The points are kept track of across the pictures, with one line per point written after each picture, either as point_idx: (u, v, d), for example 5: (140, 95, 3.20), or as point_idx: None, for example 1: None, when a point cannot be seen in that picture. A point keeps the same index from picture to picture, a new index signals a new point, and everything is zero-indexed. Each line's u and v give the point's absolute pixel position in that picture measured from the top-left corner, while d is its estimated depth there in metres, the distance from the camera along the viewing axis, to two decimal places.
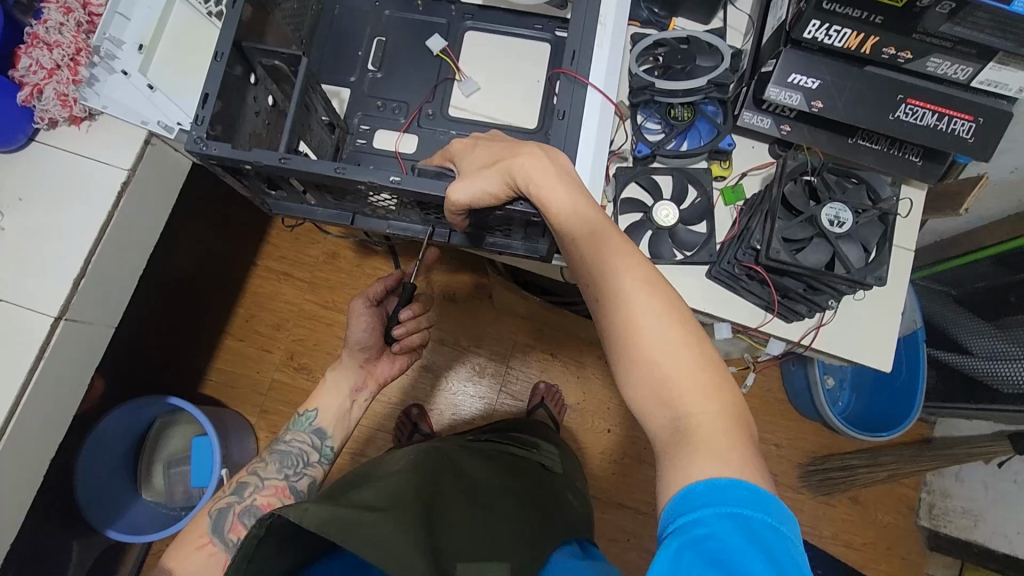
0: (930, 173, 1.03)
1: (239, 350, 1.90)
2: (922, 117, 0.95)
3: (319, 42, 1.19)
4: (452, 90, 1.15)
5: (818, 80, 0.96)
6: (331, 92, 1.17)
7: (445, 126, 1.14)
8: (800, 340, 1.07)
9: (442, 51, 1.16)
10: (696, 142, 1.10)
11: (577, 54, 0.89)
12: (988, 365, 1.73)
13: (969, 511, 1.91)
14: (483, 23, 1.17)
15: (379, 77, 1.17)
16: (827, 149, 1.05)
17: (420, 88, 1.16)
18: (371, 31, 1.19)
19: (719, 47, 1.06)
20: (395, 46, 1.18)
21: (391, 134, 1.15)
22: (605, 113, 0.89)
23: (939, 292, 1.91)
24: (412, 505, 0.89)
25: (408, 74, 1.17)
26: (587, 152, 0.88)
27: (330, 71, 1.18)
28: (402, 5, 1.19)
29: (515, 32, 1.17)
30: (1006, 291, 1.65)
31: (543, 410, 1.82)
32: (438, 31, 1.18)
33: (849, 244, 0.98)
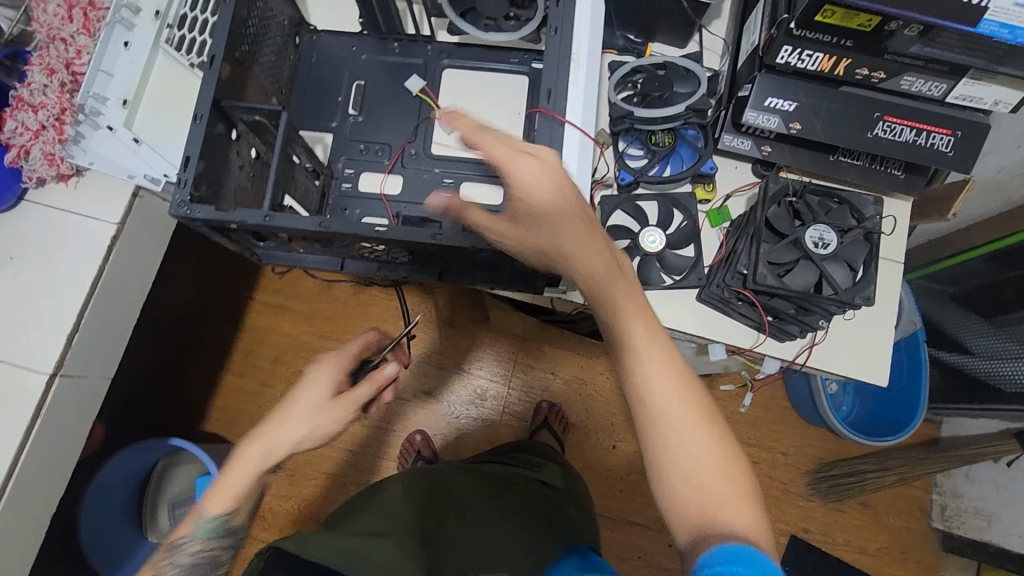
0: (913, 186, 1.05)
1: (240, 386, 1.90)
2: (900, 133, 0.96)
3: (299, 88, 1.20)
4: (434, 128, 1.17)
5: (794, 103, 0.96)
6: (312, 137, 1.18)
7: (428, 165, 1.15)
8: (794, 359, 1.06)
9: (421, 91, 1.17)
10: (678, 168, 1.10)
11: (554, 91, 0.90)
12: (993, 365, 1.74)
13: (983, 511, 1.90)
14: (459, 61, 1.19)
15: (360, 120, 1.18)
16: (808, 167, 1.06)
17: (402, 128, 1.17)
18: (350, 75, 1.20)
19: (695, 70, 1.08)
20: (375, 86, 1.19)
21: (375, 176, 1.16)
22: (585, 145, 0.90)
23: (938, 291, 1.91)
24: (410, 535, 0.91)
25: (389, 113, 1.18)
26: (569, 186, 0.89)
27: (312, 115, 1.19)
28: (377, 48, 1.20)
29: (491, 67, 1.18)
30: (1000, 287, 1.66)
31: (548, 430, 1.80)
32: (416, 71, 1.19)
33: (836, 266, 0.92)
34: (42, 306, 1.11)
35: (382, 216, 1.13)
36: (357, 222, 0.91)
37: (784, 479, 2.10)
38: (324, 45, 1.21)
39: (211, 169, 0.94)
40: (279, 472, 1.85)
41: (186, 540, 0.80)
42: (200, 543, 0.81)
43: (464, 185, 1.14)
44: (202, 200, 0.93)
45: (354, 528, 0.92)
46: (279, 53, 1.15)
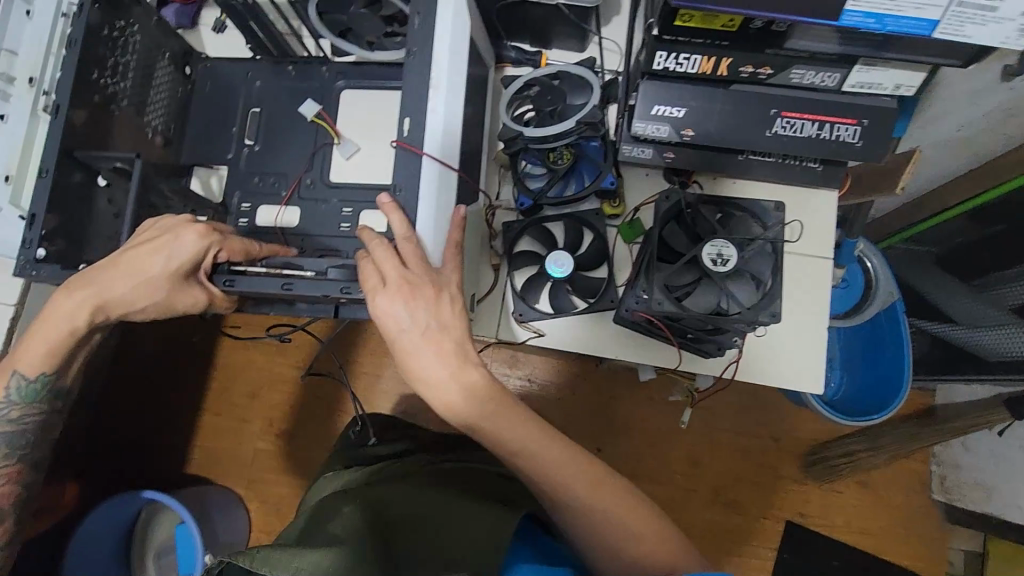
0: (833, 178, 0.98)
1: (219, 425, 1.88)
2: (802, 128, 0.88)
3: (195, 118, 1.14)
4: (333, 154, 1.11)
5: (684, 108, 0.89)
6: (209, 173, 1.13)
7: (326, 194, 1.10)
8: (722, 375, 1.00)
9: (317, 116, 1.11)
10: (581, 184, 1.04)
11: (412, 120, 0.81)
12: (972, 334, 1.65)
13: (980, 483, 1.82)
14: (356, 80, 1.12)
15: (257, 150, 1.12)
16: (719, 170, 0.99)
17: (299, 158, 1.12)
18: (245, 102, 1.14)
19: (588, 76, 1.02)
20: (272, 114, 1.13)
21: (272, 208, 1.10)
22: (445, 178, 0.83)
23: (916, 254, 1.80)
24: (364, 540, 0.86)
25: (286, 144, 1.12)
26: (429, 226, 0.81)
27: (206, 151, 1.13)
28: (272, 72, 1.14)
29: (388, 84, 1.11)
30: (980, 249, 1.55)
31: None
32: (312, 94, 1.13)
33: (737, 281, 0.85)
34: None
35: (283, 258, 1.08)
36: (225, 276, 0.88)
37: (776, 463, 2.05)
38: (219, 74, 1.15)
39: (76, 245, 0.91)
40: (266, 507, 1.82)
41: (4, 401, 0.94)
42: (20, 408, 0.96)
43: (364, 215, 1.08)
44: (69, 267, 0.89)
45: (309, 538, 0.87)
46: (167, 88, 1.09)
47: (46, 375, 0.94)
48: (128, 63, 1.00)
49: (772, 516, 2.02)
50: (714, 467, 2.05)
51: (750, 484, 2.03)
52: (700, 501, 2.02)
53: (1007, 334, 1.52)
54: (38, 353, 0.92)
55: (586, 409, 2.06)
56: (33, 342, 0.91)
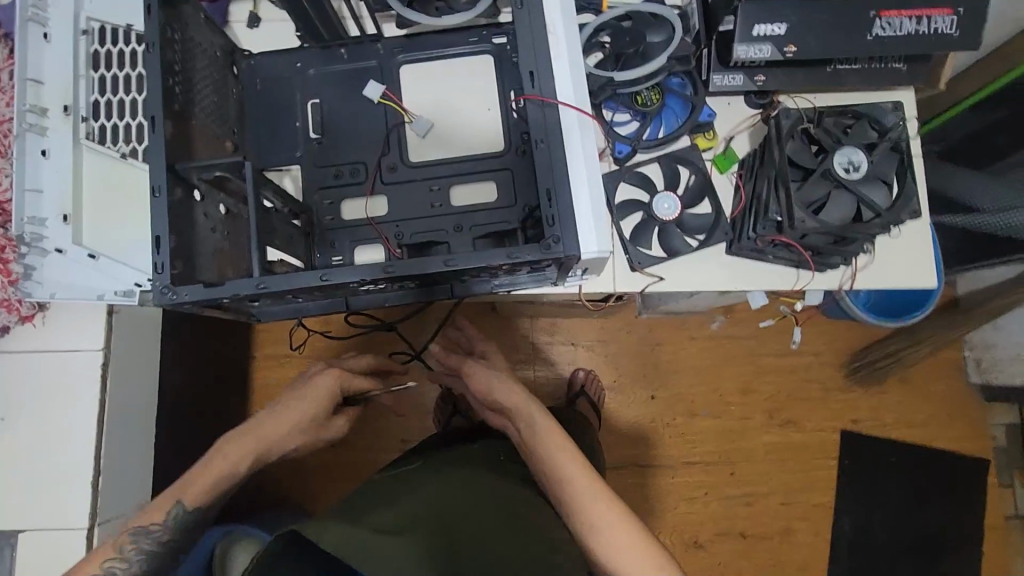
0: (919, 74, 0.99)
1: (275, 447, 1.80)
2: (901, 25, 0.89)
3: (253, 120, 1.08)
4: (407, 133, 1.07)
5: (784, 25, 0.88)
6: (281, 173, 1.08)
7: (412, 175, 1.06)
8: (840, 287, 1.02)
9: (383, 97, 1.06)
10: (673, 124, 1.03)
11: (536, 71, 0.77)
12: (996, 222, 1.67)
13: (1019, 356, 1.95)
14: (415, 53, 1.07)
15: (326, 144, 1.07)
16: (809, 85, 0.99)
17: (371, 143, 1.07)
18: (301, 95, 1.08)
19: (663, 13, 0.99)
20: (333, 101, 1.08)
21: (358, 200, 1.05)
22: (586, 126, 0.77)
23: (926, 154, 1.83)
24: (432, 531, 0.83)
25: (354, 132, 1.07)
26: (582, 181, 0.75)
27: (272, 150, 1.07)
28: (323, 57, 1.08)
29: (450, 52, 1.07)
30: (993, 134, 1.63)
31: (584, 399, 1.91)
32: (372, 75, 1.08)
33: (871, 186, 0.86)
34: (62, 448, 1.05)
35: (377, 243, 1.04)
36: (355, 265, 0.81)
37: (823, 378, 2.12)
38: (266, 69, 1.08)
39: (189, 269, 0.84)
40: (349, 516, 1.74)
41: (157, 528, 0.89)
42: (174, 533, 0.91)
43: (453, 190, 1.05)
44: (182, 279, 0.82)
45: (372, 513, 0.85)
46: (218, 90, 1.01)
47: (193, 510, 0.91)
48: (177, 58, 0.90)
49: (828, 427, 2.10)
50: (766, 391, 2.11)
51: (803, 402, 2.11)
52: (760, 426, 2.08)
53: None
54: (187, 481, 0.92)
55: (636, 359, 2.08)
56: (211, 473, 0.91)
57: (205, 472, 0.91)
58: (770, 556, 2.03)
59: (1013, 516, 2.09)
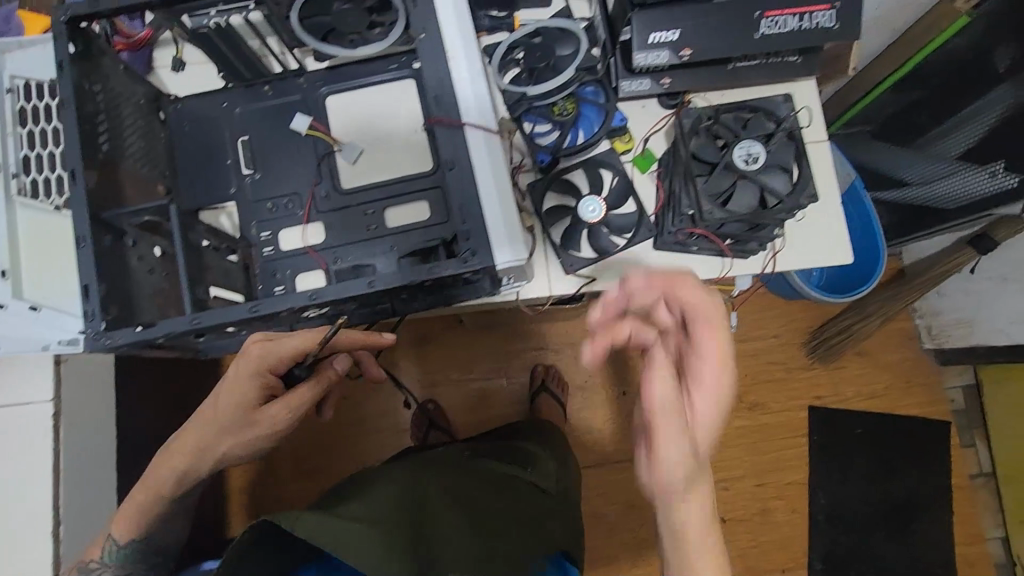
0: (813, 65, 1.05)
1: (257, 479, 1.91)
2: (785, 23, 0.95)
3: (184, 160, 1.10)
4: (337, 161, 1.10)
5: (677, 30, 0.94)
6: (216, 212, 1.10)
7: (344, 202, 1.08)
8: (764, 270, 1.06)
9: (310, 129, 1.10)
10: (590, 129, 1.07)
11: (441, 95, 0.82)
12: (927, 190, 1.78)
13: (963, 319, 2.01)
14: (338, 84, 1.12)
15: (258, 178, 1.10)
16: (713, 83, 1.05)
17: (303, 174, 1.10)
18: (230, 133, 1.11)
19: (569, 27, 1.05)
20: (263, 137, 1.11)
21: (294, 230, 1.08)
22: (492, 141, 0.82)
23: (858, 133, 1.92)
24: (400, 523, 0.93)
25: (285, 164, 1.10)
26: (491, 196, 0.80)
27: (204, 189, 1.09)
28: (249, 96, 1.11)
29: (372, 81, 1.11)
30: (913, 112, 1.69)
31: (546, 395, 1.94)
32: (298, 108, 1.11)
33: (772, 174, 0.91)
34: (18, 505, 1.05)
35: (316, 269, 1.07)
36: (284, 294, 0.83)
37: (783, 358, 2.18)
38: (193, 111, 1.11)
39: (127, 313, 0.87)
40: None
41: (95, 564, 1.03)
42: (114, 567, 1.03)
43: (388, 211, 1.08)
44: (118, 322, 0.85)
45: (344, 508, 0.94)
46: (144, 136, 1.04)
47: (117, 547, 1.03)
48: (102, 111, 0.93)
49: (793, 405, 2.16)
50: None
51: (766, 383, 2.18)
52: (728, 412, 2.14)
53: (966, 176, 1.64)
54: (130, 517, 1.02)
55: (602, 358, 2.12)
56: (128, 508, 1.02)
57: (144, 489, 1.01)
58: (749, 536, 2.09)
59: (976, 474, 2.15)
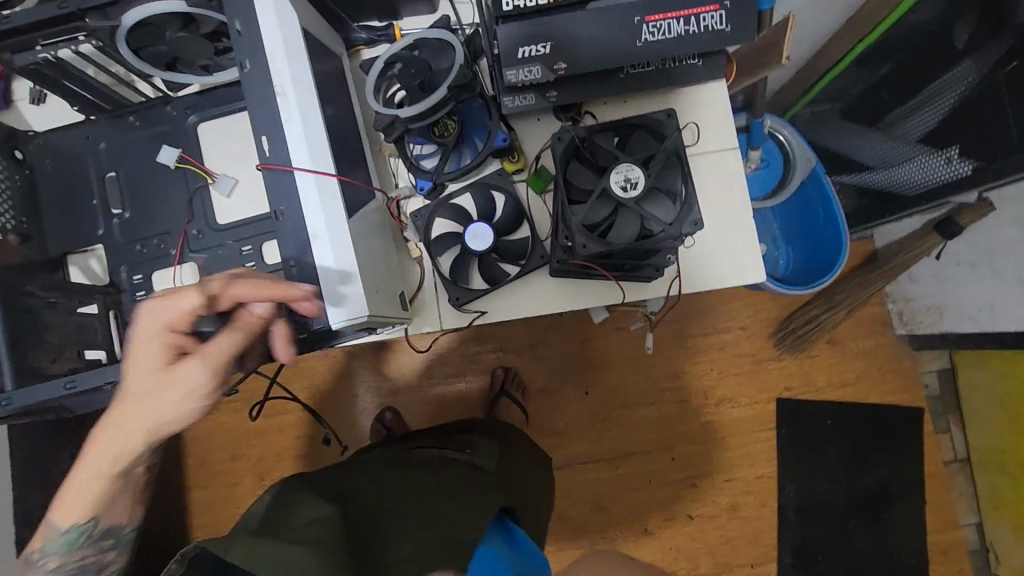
0: (716, 67, 0.96)
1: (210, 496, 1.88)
2: (669, 28, 0.86)
3: (49, 203, 1.03)
4: (211, 195, 1.03)
5: (548, 43, 0.86)
6: (86, 256, 1.03)
7: (220, 240, 1.02)
8: (669, 292, 1.01)
9: (179, 161, 1.02)
10: (475, 148, 1.00)
11: (269, 136, 0.74)
12: (889, 172, 1.66)
13: (933, 305, 1.89)
14: (209, 111, 1.03)
15: (128, 218, 1.03)
16: (604, 94, 0.96)
17: (177, 210, 1.03)
18: (97, 170, 1.03)
19: (447, 37, 0.96)
20: (132, 173, 1.03)
21: (168, 271, 1.02)
22: (327, 187, 0.75)
23: (828, 110, 1.79)
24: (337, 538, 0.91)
25: (157, 200, 1.03)
26: (325, 247, 0.74)
27: (73, 232, 1.02)
28: (114, 127, 1.03)
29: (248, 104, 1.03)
30: (880, 88, 1.58)
31: (506, 398, 1.90)
32: (167, 138, 1.03)
33: (652, 201, 0.84)
34: None
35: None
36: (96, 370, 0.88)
37: (751, 350, 2.08)
38: (56, 147, 1.03)
39: None
40: None
41: (38, 555, 0.87)
42: (63, 555, 0.87)
43: (267, 247, 1.01)
44: None
45: (282, 530, 0.90)
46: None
47: (81, 523, 0.85)
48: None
49: (762, 399, 2.06)
50: (695, 370, 2.07)
51: (735, 377, 2.07)
52: (694, 408, 2.05)
53: (925, 161, 1.51)
54: (80, 494, 0.83)
55: (559, 357, 2.04)
56: (68, 496, 0.84)
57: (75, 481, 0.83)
58: (720, 533, 2.01)
59: (952, 460, 2.05)
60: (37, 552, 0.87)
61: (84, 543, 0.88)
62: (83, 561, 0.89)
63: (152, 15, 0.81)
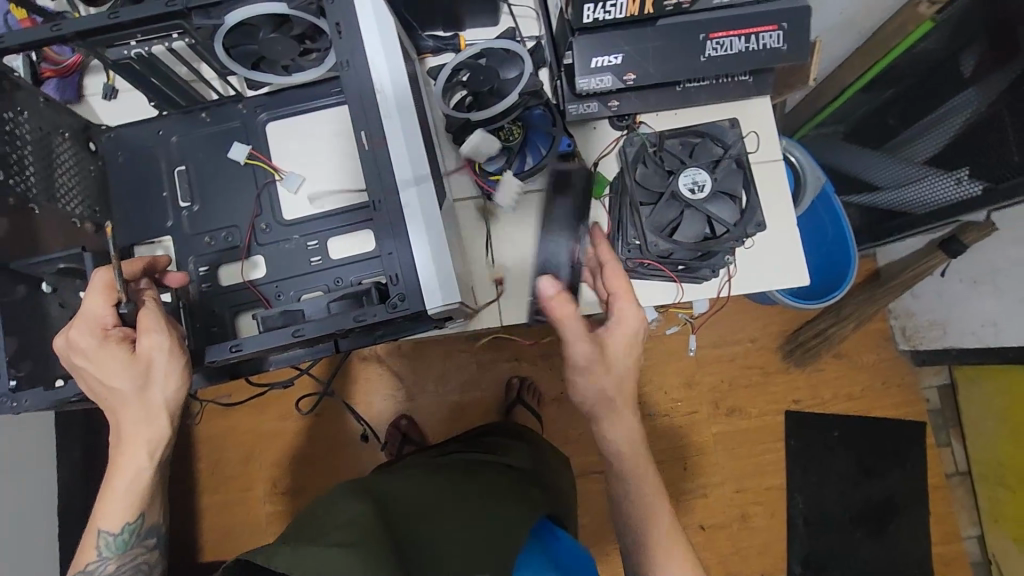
0: (764, 84, 1.02)
1: (223, 502, 1.85)
2: (731, 45, 0.93)
3: (117, 194, 1.06)
4: (279, 191, 1.06)
5: (620, 55, 0.92)
6: (152, 246, 1.06)
7: (285, 234, 1.04)
8: (718, 294, 1.03)
9: (249, 157, 1.06)
10: (538, 155, 1.03)
11: (367, 133, 0.81)
12: (898, 194, 1.69)
13: (935, 321, 1.96)
14: (278, 109, 1.06)
15: (196, 211, 1.06)
16: (662, 107, 1.02)
17: (244, 205, 1.06)
18: (167, 164, 1.06)
19: (514, 47, 1.02)
20: (201, 167, 1.06)
21: (234, 265, 1.04)
22: (420, 174, 0.80)
23: (832, 132, 1.86)
24: (380, 540, 0.85)
25: (224, 194, 1.06)
26: (421, 234, 0.80)
27: (140, 224, 1.05)
28: (186, 124, 1.07)
29: (319, 104, 1.06)
30: (884, 114, 1.65)
31: (522, 407, 1.84)
32: (237, 136, 1.07)
33: (716, 202, 0.90)
34: None
35: (258, 306, 1.03)
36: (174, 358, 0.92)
37: (761, 363, 2.13)
38: (127, 141, 1.06)
39: (39, 368, 0.84)
40: None
41: (96, 563, 0.83)
42: (117, 560, 0.84)
43: (331, 243, 1.04)
44: (29, 380, 0.83)
45: (320, 533, 0.86)
46: (76, 172, 1.00)
47: (131, 522, 0.82)
48: (25, 151, 0.90)
49: (771, 410, 2.11)
50: (705, 381, 2.12)
51: (745, 389, 2.12)
52: (706, 418, 2.10)
53: (936, 179, 1.54)
54: (129, 485, 0.81)
55: None
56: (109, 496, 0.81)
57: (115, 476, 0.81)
58: (730, 542, 2.04)
59: (953, 473, 2.10)
60: (92, 564, 0.83)
61: (135, 544, 0.84)
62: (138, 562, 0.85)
63: (251, 17, 0.86)
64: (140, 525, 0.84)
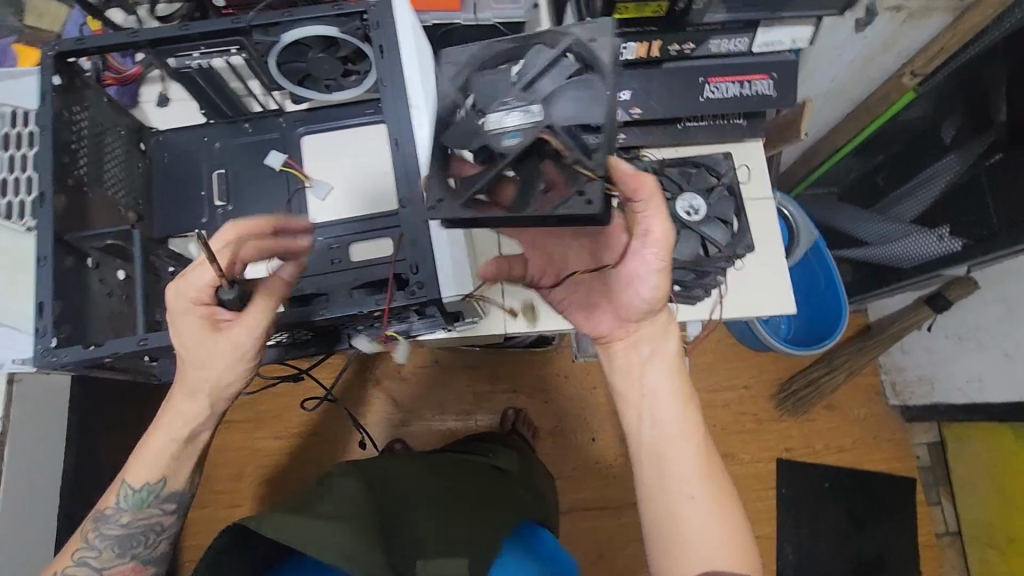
0: (758, 127, 1.12)
1: (205, 517, 1.81)
2: (727, 89, 1.04)
3: (159, 191, 1.14)
4: (307, 198, 1.14)
5: (628, 91, 1.04)
6: (186, 240, 1.14)
7: None
8: (709, 316, 1.09)
9: (284, 165, 1.15)
10: None
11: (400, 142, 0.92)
12: (887, 248, 1.75)
13: (923, 377, 1.99)
14: (316, 125, 1.17)
15: (230, 210, 1.14)
16: (664, 141, 1.12)
17: (274, 208, 1.14)
18: (209, 166, 1.16)
19: None
20: (239, 171, 1.16)
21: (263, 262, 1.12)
22: None
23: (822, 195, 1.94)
24: (368, 518, 0.92)
25: (257, 196, 1.15)
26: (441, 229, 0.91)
27: (177, 219, 1.13)
28: (231, 133, 1.17)
29: (352, 122, 1.16)
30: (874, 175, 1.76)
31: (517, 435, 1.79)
32: (274, 146, 1.17)
33: (710, 225, 1.05)
34: None
35: None
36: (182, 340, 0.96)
37: (754, 410, 2.16)
38: (174, 145, 1.16)
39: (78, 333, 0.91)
40: None
41: (113, 510, 0.90)
42: (132, 513, 0.90)
43: (353, 247, 1.11)
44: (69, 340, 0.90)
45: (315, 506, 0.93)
46: (124, 166, 1.09)
47: (154, 482, 0.90)
48: (83, 140, 0.99)
49: (763, 458, 2.12)
50: None
51: (737, 435, 2.14)
52: None
53: (923, 237, 1.62)
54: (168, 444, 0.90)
55: None
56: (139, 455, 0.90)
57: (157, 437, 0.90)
58: None
59: (944, 534, 2.09)
60: (109, 509, 0.90)
61: (152, 504, 0.91)
62: (147, 522, 0.92)
63: (305, 36, 0.98)
64: (160, 489, 0.91)
